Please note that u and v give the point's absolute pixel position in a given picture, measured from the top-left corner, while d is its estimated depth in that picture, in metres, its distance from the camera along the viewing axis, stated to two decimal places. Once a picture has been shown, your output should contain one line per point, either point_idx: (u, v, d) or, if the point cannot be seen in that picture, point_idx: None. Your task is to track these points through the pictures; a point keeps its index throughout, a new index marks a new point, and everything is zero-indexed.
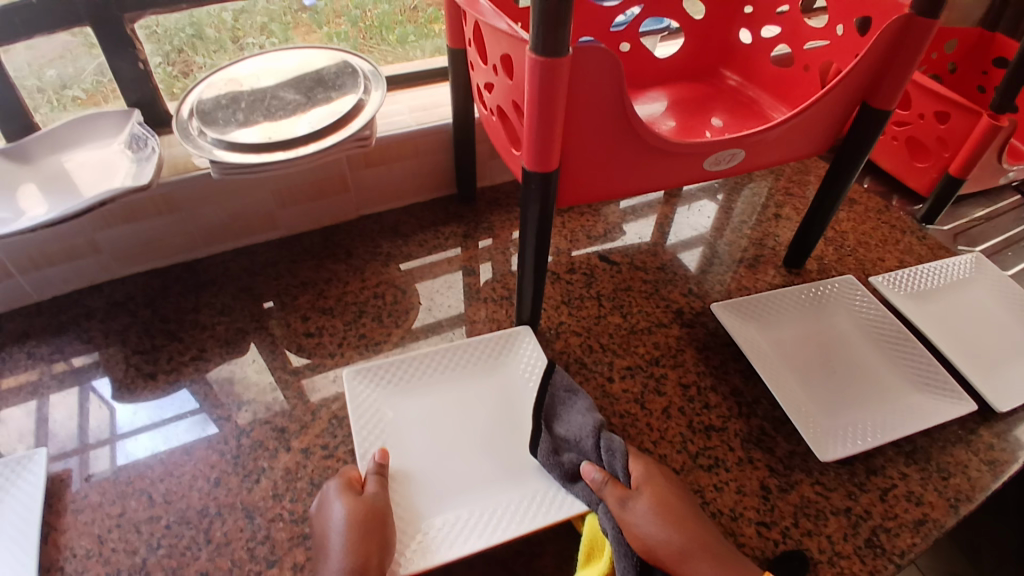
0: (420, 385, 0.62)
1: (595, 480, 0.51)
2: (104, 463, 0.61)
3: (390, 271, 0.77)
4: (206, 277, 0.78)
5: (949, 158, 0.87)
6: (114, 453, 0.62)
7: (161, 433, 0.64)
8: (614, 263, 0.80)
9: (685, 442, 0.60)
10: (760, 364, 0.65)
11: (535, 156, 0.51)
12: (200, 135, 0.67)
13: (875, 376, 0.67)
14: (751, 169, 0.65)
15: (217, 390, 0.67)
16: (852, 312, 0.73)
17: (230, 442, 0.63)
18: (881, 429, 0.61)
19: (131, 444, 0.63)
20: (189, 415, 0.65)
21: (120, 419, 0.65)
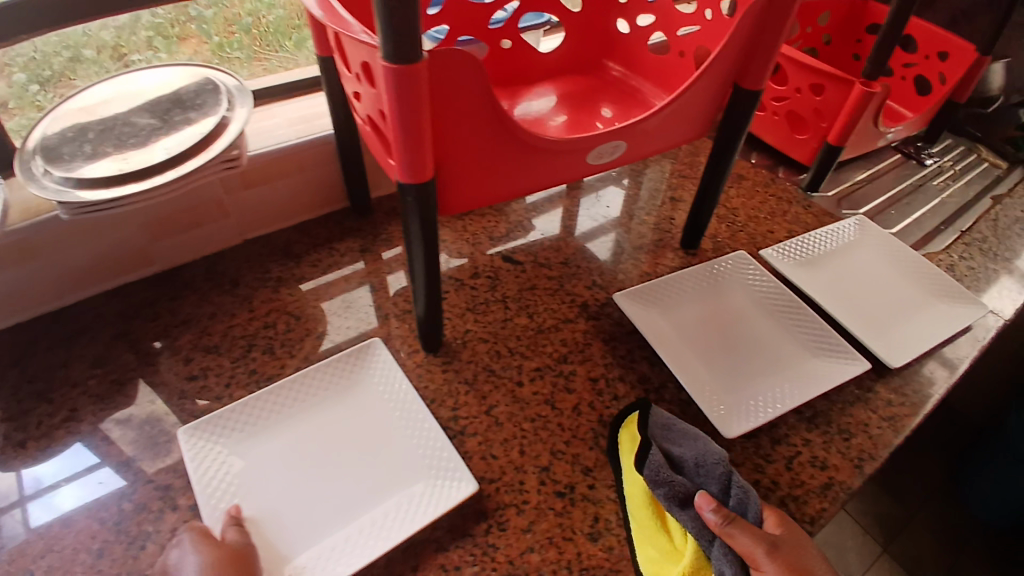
0: (270, 423, 0.59)
1: (711, 518, 0.47)
2: (17, 529, 0.55)
3: (282, 297, 0.73)
4: (76, 326, 0.71)
5: (826, 129, 0.91)
6: (26, 515, 0.56)
7: (80, 485, 0.58)
8: (519, 263, 0.78)
9: (596, 438, 0.60)
10: (664, 351, 0.66)
11: (406, 169, 0.48)
12: (46, 175, 0.60)
13: (740, 347, 0.69)
14: (635, 159, 0.65)
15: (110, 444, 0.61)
16: (722, 287, 0.75)
17: (112, 508, 0.57)
18: (784, 396, 0.63)
19: (47, 501, 0.57)
20: (88, 470, 0.59)
21: (31, 476, 0.59)
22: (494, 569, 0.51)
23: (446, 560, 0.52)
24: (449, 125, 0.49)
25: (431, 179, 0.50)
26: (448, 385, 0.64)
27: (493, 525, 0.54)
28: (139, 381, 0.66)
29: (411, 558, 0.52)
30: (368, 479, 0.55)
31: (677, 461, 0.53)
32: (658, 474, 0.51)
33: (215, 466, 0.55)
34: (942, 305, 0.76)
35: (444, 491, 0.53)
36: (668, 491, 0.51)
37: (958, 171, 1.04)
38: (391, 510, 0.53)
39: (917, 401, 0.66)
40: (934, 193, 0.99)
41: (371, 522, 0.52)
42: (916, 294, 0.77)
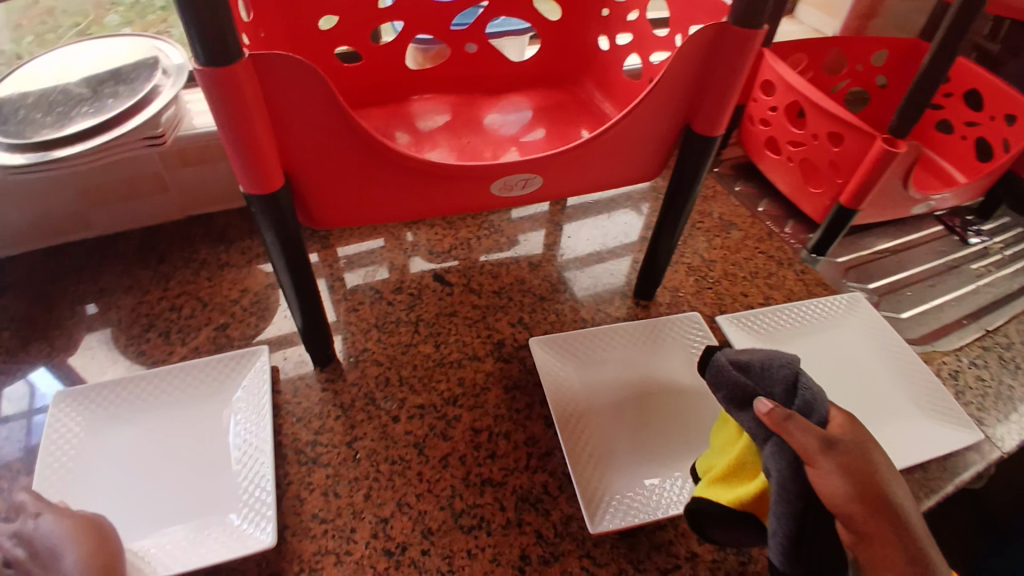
0: (131, 410, 0.58)
1: (763, 412, 0.39)
2: (15, 440, 0.58)
3: (199, 282, 0.72)
4: (9, 279, 0.72)
5: (841, 186, 0.78)
6: (28, 428, 0.59)
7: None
8: (448, 284, 0.73)
9: (452, 496, 0.54)
10: (558, 411, 0.59)
11: (245, 177, 0.44)
12: None
13: (656, 423, 0.60)
14: (558, 198, 0.57)
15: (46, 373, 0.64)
16: (659, 352, 0.65)
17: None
18: (678, 494, 0.54)
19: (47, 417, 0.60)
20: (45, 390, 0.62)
21: (41, 391, 0.62)
22: None
23: None
24: (295, 135, 0.45)
25: (279, 190, 0.46)
26: (321, 406, 0.60)
27: (304, 570, 0.50)
28: (85, 332, 0.67)
29: None
30: (188, 495, 0.53)
31: (751, 368, 0.44)
32: (718, 376, 0.45)
33: (61, 438, 0.56)
34: (917, 418, 0.64)
35: (241, 533, 0.50)
36: (726, 392, 0.44)
37: (1008, 257, 0.89)
38: (189, 535, 0.50)
39: None
40: (968, 278, 0.84)
41: (165, 540, 0.50)
42: (891, 399, 0.65)
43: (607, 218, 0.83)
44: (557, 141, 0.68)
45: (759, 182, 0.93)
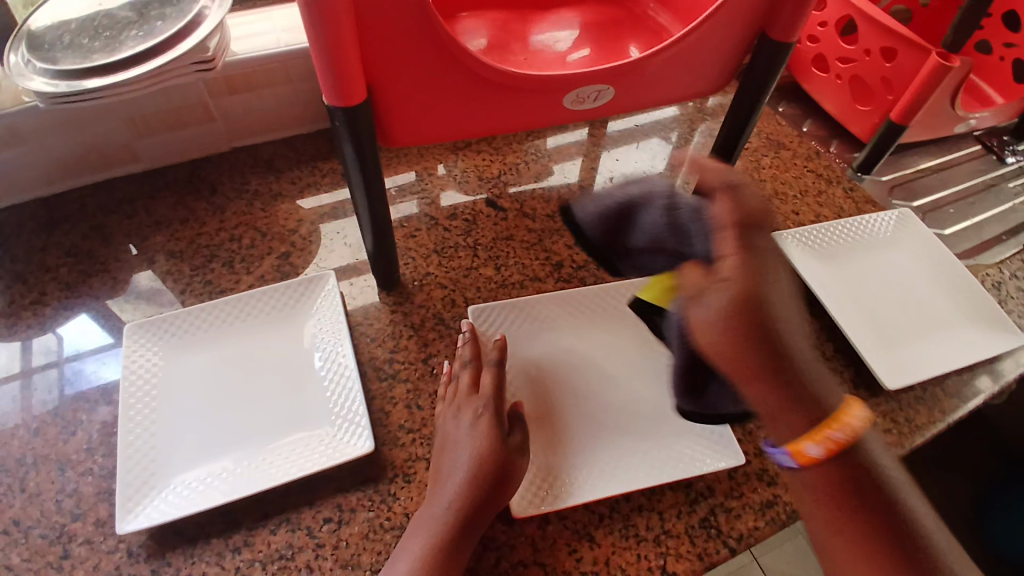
0: (207, 335, 0.59)
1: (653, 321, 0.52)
2: (53, 387, 0.59)
3: (255, 212, 0.72)
4: (60, 214, 0.72)
5: (892, 103, 0.78)
6: (61, 376, 0.60)
7: (103, 360, 0.61)
8: (501, 209, 0.73)
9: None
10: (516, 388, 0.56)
11: (330, 89, 0.44)
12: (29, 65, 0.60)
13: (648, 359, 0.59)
14: (623, 111, 0.58)
15: (80, 319, 0.64)
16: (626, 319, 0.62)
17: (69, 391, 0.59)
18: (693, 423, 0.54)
19: (79, 368, 0.61)
20: (86, 334, 0.63)
21: (77, 338, 0.63)
22: (386, 519, 0.50)
23: (343, 500, 0.51)
24: (383, 45, 0.44)
25: (361, 105, 0.46)
26: (393, 326, 0.62)
27: (398, 475, 0.52)
28: (133, 274, 0.67)
29: (309, 494, 0.51)
30: (277, 414, 0.55)
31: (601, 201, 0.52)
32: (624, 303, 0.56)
33: (142, 367, 0.57)
34: (970, 327, 0.65)
35: (336, 446, 0.52)
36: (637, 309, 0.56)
37: None
38: (286, 451, 0.52)
39: (910, 433, 0.58)
40: (1008, 196, 0.85)
41: (262, 456, 0.52)
42: (946, 309, 0.67)
43: (639, 146, 0.82)
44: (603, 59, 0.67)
45: (802, 103, 0.92)
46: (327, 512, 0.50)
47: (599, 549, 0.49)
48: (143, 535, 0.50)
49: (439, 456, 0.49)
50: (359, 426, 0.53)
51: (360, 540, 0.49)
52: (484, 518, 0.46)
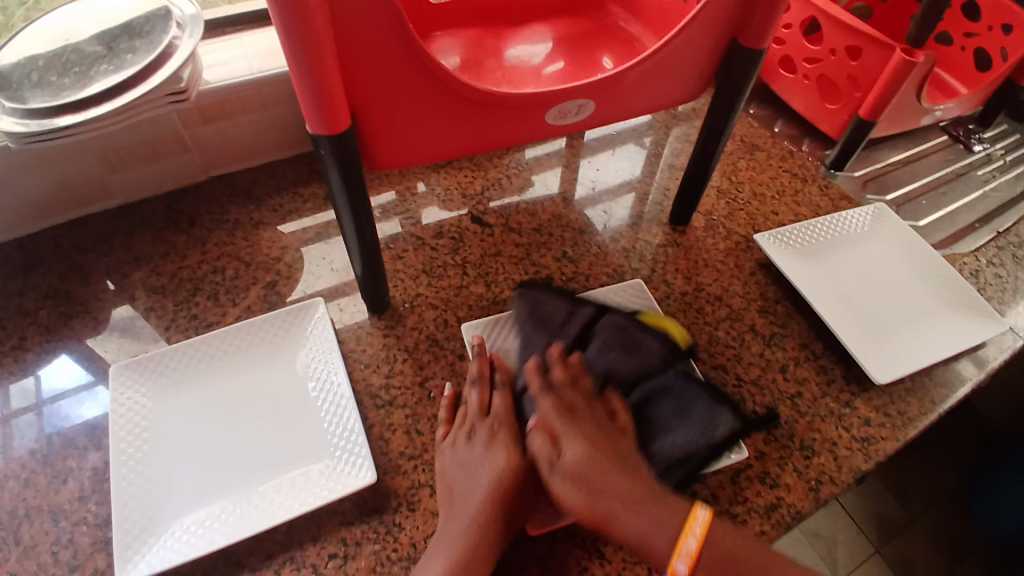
0: (195, 373, 0.58)
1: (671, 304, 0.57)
2: (32, 432, 0.57)
3: (237, 242, 0.71)
4: (34, 255, 0.70)
5: (860, 100, 0.79)
6: (40, 420, 0.58)
7: (82, 401, 0.59)
8: (487, 226, 0.73)
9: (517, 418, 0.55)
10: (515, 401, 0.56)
11: (314, 118, 0.44)
12: None
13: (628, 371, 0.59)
14: (604, 122, 0.59)
15: (59, 359, 0.62)
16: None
17: (57, 435, 0.57)
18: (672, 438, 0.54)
19: (59, 409, 0.59)
20: (66, 374, 0.61)
21: (57, 379, 0.61)
22: (394, 550, 0.49)
23: (348, 534, 0.50)
24: (365, 71, 0.44)
25: (346, 131, 0.45)
26: (387, 351, 0.61)
27: (403, 503, 0.52)
28: (111, 309, 0.66)
29: (314, 529, 0.50)
30: (275, 449, 0.54)
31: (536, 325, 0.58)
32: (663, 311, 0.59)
33: (132, 411, 0.55)
34: (953, 314, 0.67)
35: (339, 478, 0.51)
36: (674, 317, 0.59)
37: (1010, 162, 0.92)
38: (285, 487, 0.51)
39: (903, 424, 0.60)
40: (976, 184, 0.88)
41: (261, 493, 0.51)
42: (928, 299, 0.68)
43: (614, 153, 0.83)
44: (578, 71, 0.67)
45: (774, 103, 0.94)
46: (332, 547, 0.49)
47: (610, 565, 0.49)
48: None
49: (449, 479, 0.50)
50: (361, 456, 0.52)
51: (369, 573, 0.48)
52: (500, 540, 0.46)
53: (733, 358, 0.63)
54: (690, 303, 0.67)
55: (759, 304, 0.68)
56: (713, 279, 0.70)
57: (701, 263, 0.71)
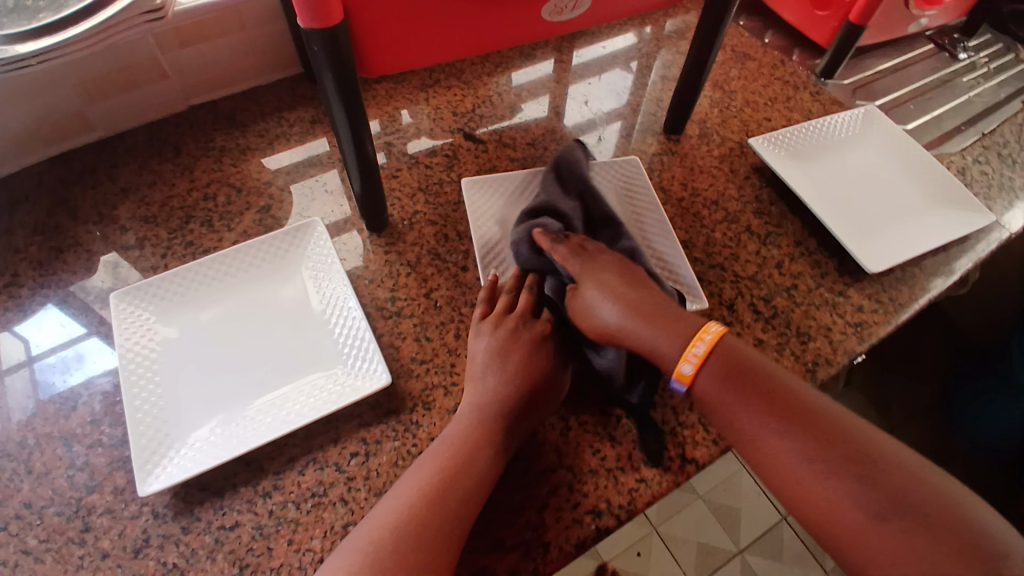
0: (198, 294, 0.57)
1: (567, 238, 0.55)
2: (22, 389, 0.55)
3: (226, 168, 0.69)
4: (17, 193, 0.67)
5: (850, 5, 0.78)
6: (30, 377, 0.56)
7: (73, 353, 0.57)
8: (481, 142, 0.72)
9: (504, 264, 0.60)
10: (506, 241, 0.61)
11: (307, 12, 0.42)
12: None
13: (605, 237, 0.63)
14: (598, 20, 0.58)
15: (42, 313, 0.60)
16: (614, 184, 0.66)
17: (56, 388, 0.56)
18: None
19: (47, 367, 0.57)
20: (52, 328, 0.59)
21: (43, 332, 0.59)
22: (412, 446, 0.51)
23: (367, 434, 0.51)
24: None
25: (340, 26, 0.44)
26: (389, 266, 0.61)
27: (417, 404, 0.53)
28: (102, 252, 0.64)
29: (333, 432, 0.51)
30: (284, 363, 0.54)
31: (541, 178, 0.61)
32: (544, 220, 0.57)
33: (135, 334, 0.55)
34: (940, 210, 0.68)
35: (352, 385, 0.52)
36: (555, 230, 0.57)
37: (995, 68, 0.93)
38: (299, 394, 0.52)
39: (896, 310, 0.61)
40: (961, 89, 0.88)
41: (275, 401, 0.52)
42: (917, 197, 0.70)
43: (600, 81, 0.80)
44: None
45: (762, 13, 0.92)
46: (352, 447, 0.50)
47: (620, 447, 0.51)
48: (167, 495, 0.49)
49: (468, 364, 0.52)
50: (374, 364, 0.52)
51: (389, 469, 0.49)
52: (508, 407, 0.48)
53: (731, 257, 0.64)
54: (687, 207, 0.68)
55: (754, 206, 0.69)
56: (708, 185, 0.70)
57: (696, 170, 0.71)
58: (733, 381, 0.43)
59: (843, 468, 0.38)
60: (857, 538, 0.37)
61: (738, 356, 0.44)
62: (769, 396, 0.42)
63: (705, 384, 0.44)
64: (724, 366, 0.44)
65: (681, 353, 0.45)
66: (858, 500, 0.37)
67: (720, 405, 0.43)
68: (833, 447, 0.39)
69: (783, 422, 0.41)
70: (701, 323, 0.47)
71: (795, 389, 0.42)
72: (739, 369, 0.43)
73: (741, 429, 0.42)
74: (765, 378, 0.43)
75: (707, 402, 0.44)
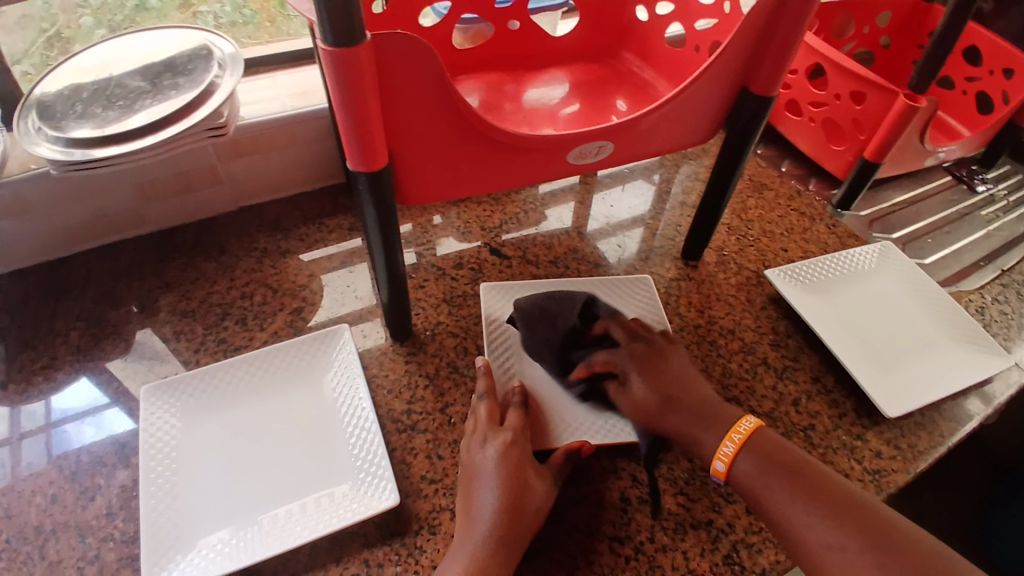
0: (226, 394, 0.60)
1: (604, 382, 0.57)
2: (43, 454, 0.58)
3: (265, 269, 0.74)
4: (67, 279, 0.72)
5: (864, 142, 0.81)
6: (50, 441, 0.59)
7: (94, 425, 0.61)
8: (506, 257, 0.76)
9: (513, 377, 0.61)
10: (514, 349, 0.63)
11: (356, 158, 0.47)
12: (40, 133, 0.61)
13: None
14: (620, 163, 0.62)
15: (71, 383, 0.64)
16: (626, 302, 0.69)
17: (66, 456, 0.58)
18: None
19: (70, 432, 0.60)
20: (80, 399, 0.62)
21: (70, 401, 0.62)
22: (414, 573, 0.50)
23: (370, 556, 0.51)
24: (400, 114, 0.48)
25: (384, 168, 0.49)
26: (408, 376, 0.63)
27: (423, 527, 0.53)
28: (137, 332, 0.68)
29: (337, 550, 0.51)
30: (299, 472, 0.55)
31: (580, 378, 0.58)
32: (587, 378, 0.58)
33: (161, 432, 0.57)
34: (965, 353, 0.68)
35: (362, 503, 0.52)
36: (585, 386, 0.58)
37: (1014, 203, 0.94)
38: (310, 508, 0.53)
39: (916, 458, 0.61)
40: (980, 224, 0.90)
41: (285, 513, 0.53)
42: (942, 336, 0.69)
43: (624, 189, 0.86)
44: (594, 113, 0.71)
45: (781, 144, 0.97)
46: (355, 568, 0.50)
47: None
48: None
49: (468, 486, 0.52)
50: (386, 485, 0.53)
51: None
52: (512, 541, 0.47)
53: (746, 391, 0.64)
54: (703, 334, 0.69)
55: (770, 338, 0.70)
56: (724, 313, 0.72)
57: (713, 297, 0.73)
58: (768, 466, 0.48)
59: (874, 556, 0.41)
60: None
61: (777, 448, 0.49)
62: (816, 490, 0.46)
63: (743, 466, 0.49)
64: (760, 458, 0.48)
65: (715, 450, 0.50)
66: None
67: (756, 485, 0.48)
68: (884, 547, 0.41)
69: (830, 516, 0.44)
70: (738, 416, 0.52)
71: (836, 484, 0.46)
72: (768, 458, 0.48)
73: (784, 517, 0.45)
74: (790, 470, 0.47)
75: (746, 483, 0.48)
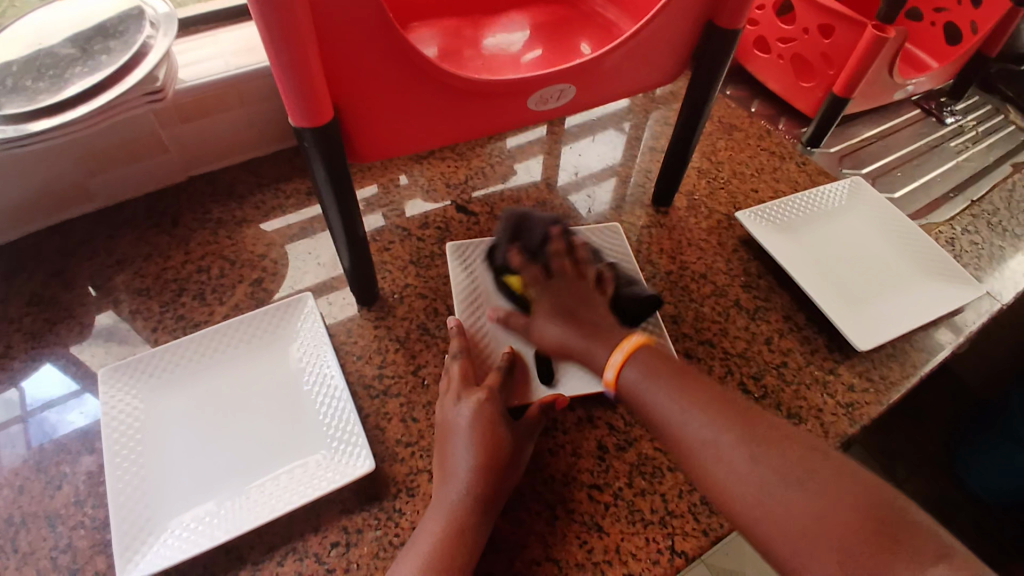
0: (190, 370, 0.58)
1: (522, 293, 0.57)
2: (14, 445, 0.56)
3: (222, 240, 0.71)
4: (12, 264, 0.68)
5: (834, 77, 0.80)
6: (21, 432, 0.57)
7: (66, 411, 0.58)
8: (474, 214, 0.73)
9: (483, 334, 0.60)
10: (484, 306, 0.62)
11: (299, 113, 0.44)
12: None
13: None
14: (584, 107, 0.60)
15: (27, 371, 0.61)
16: None
17: (35, 447, 0.56)
18: None
19: (43, 420, 0.58)
20: (43, 387, 0.60)
21: (35, 390, 0.60)
22: (395, 535, 0.50)
23: (349, 522, 0.50)
24: (343, 62, 0.45)
25: (331, 123, 0.46)
26: (378, 341, 0.61)
27: (402, 489, 0.52)
28: (93, 314, 0.65)
29: (315, 519, 0.51)
30: (271, 445, 0.54)
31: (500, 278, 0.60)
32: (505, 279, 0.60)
33: (124, 413, 0.55)
34: (934, 285, 0.68)
35: (337, 470, 0.51)
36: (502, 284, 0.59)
37: (981, 133, 0.94)
38: (284, 480, 0.52)
39: (887, 387, 0.61)
40: (948, 156, 0.89)
41: (260, 487, 0.52)
42: (908, 269, 0.70)
43: (593, 139, 0.84)
44: (557, 57, 0.68)
45: (751, 84, 0.95)
46: (334, 535, 0.50)
47: (608, 537, 0.50)
48: None
49: (444, 446, 0.51)
50: (360, 452, 0.52)
51: (371, 560, 0.49)
52: (489, 498, 0.47)
53: (720, 333, 0.64)
54: (677, 280, 0.69)
55: (743, 280, 0.69)
56: (697, 258, 0.71)
57: (685, 242, 0.72)
58: (660, 378, 0.47)
59: (774, 478, 0.39)
60: (789, 527, 0.37)
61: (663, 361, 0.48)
62: (711, 407, 0.43)
63: (630, 375, 0.48)
64: (644, 366, 0.48)
65: (607, 359, 0.50)
66: (804, 501, 0.37)
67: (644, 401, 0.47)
68: (800, 458, 0.39)
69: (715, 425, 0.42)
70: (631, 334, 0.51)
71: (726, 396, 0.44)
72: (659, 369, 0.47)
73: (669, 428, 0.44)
74: (689, 381, 0.46)
75: (631, 393, 0.48)
